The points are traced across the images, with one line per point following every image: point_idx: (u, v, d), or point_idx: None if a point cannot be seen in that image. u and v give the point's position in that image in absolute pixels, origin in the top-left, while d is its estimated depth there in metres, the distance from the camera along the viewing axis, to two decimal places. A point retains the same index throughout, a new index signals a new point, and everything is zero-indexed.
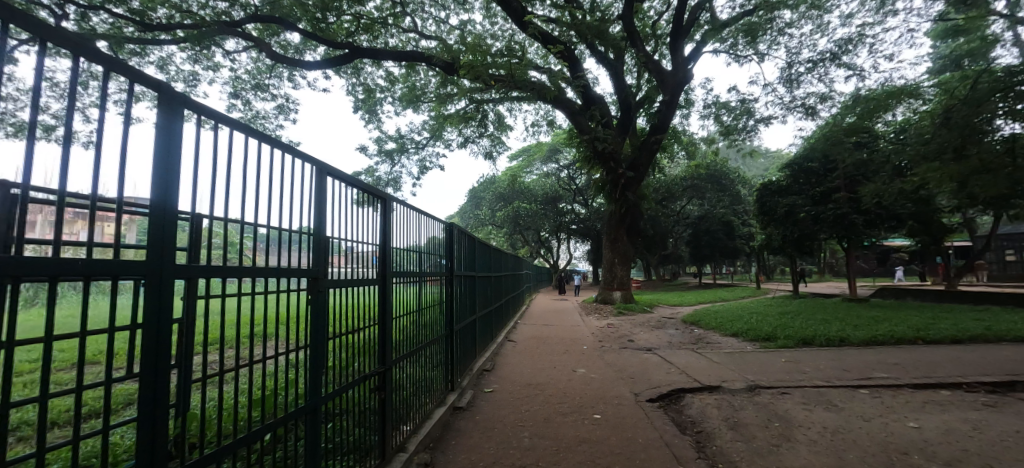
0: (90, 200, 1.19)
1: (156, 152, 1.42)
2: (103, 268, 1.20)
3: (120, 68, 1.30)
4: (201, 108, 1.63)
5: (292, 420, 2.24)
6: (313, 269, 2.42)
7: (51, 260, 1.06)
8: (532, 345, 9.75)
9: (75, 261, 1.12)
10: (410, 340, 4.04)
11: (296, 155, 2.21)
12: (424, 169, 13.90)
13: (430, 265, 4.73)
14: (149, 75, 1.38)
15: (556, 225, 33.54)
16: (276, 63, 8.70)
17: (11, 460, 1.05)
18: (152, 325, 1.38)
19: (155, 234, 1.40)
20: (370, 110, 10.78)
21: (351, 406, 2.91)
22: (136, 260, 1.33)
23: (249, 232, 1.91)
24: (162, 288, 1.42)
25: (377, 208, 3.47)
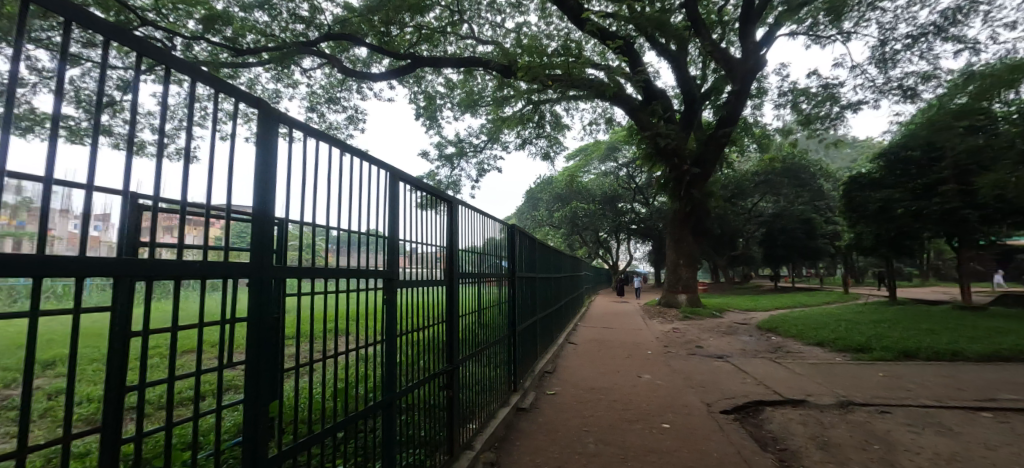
0: (202, 208, 1.34)
1: (258, 165, 1.59)
2: (215, 268, 1.36)
3: (228, 90, 1.47)
4: (294, 123, 1.79)
5: (370, 413, 2.39)
6: (386, 270, 2.57)
7: (175, 260, 1.22)
8: (593, 348, 9.55)
9: (194, 263, 1.29)
10: (473, 339, 4.14)
11: (371, 162, 2.37)
12: (482, 171, 14.16)
13: (489, 266, 4.80)
14: (251, 95, 1.55)
15: (615, 225, 32.67)
16: (346, 77, 9.29)
17: (147, 432, 1.21)
18: (255, 321, 1.54)
19: (258, 238, 1.57)
20: (431, 117, 11.17)
21: (421, 401, 3.05)
22: (243, 261, 1.50)
23: (333, 235, 2.07)
24: (264, 287, 1.58)
25: (441, 210, 3.61)
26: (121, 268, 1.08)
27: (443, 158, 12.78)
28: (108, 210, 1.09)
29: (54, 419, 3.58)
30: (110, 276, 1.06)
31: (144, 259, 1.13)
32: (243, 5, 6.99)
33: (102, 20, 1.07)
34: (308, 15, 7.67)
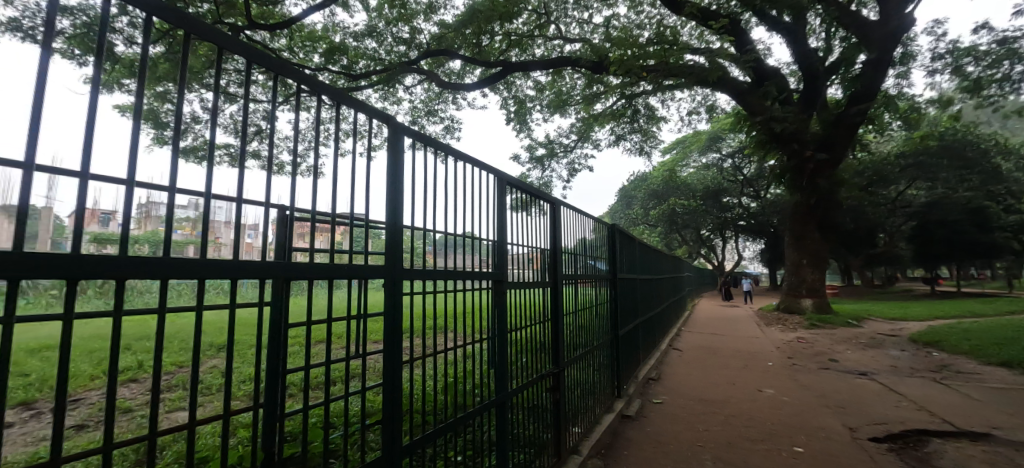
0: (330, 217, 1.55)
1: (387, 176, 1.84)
2: (354, 270, 1.61)
3: (353, 104, 1.74)
4: (419, 137, 2.02)
5: (484, 409, 2.56)
6: (496, 272, 2.75)
7: (316, 264, 1.42)
8: (701, 355, 8.85)
9: (339, 266, 1.53)
10: (574, 341, 4.18)
11: (482, 169, 2.56)
12: (573, 171, 14.00)
13: (585, 267, 4.74)
14: (375, 109, 1.81)
15: (721, 222, 29.95)
16: (443, 89, 9.86)
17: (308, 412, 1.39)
18: (396, 316, 1.76)
19: (389, 245, 1.80)
20: (521, 121, 11.36)
21: (529, 401, 3.17)
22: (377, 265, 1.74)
23: (446, 238, 2.29)
24: (395, 286, 1.81)
25: (541, 211, 3.73)
26: (282, 269, 1.30)
27: (533, 160, 12.90)
28: (260, 220, 1.34)
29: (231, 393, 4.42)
30: (275, 277, 1.30)
31: (299, 264, 1.35)
32: (356, 35, 7.84)
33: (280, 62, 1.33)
34: (409, 37, 8.32)
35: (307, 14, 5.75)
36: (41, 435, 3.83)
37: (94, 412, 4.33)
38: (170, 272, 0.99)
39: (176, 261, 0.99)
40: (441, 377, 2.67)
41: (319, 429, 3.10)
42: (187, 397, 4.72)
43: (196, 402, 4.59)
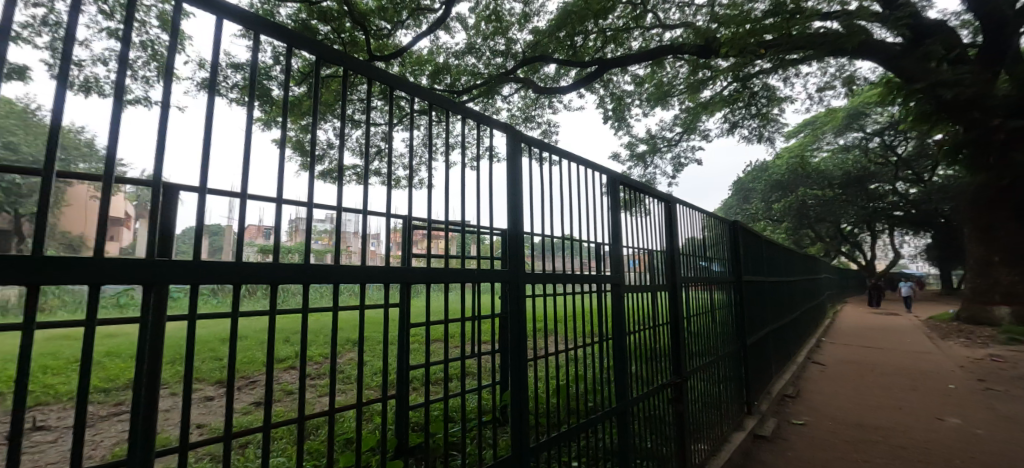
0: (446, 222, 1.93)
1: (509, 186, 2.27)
2: (485, 276, 1.96)
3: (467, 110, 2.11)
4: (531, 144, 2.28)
5: (604, 416, 2.71)
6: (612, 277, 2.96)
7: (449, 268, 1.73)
8: (849, 371, 7.54)
9: (475, 271, 1.88)
10: (699, 350, 4.08)
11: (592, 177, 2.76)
12: (680, 166, 13.04)
13: (693, 269, 4.24)
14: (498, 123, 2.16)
15: (868, 213, 25.29)
16: (540, 95, 9.86)
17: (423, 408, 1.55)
18: (520, 320, 2.17)
19: (513, 252, 2.19)
20: (620, 118, 10.94)
21: (650, 409, 3.24)
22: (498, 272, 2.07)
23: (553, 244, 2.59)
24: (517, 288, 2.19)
25: (655, 209, 3.74)
26: (404, 275, 1.52)
27: (634, 157, 12.31)
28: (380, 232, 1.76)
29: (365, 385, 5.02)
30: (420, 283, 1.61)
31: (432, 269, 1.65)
32: (456, 54, 8.33)
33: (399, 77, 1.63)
34: (505, 48, 8.60)
35: (415, 41, 6.28)
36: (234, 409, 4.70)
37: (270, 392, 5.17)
38: (342, 278, 1.30)
39: (321, 269, 1.24)
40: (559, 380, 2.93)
41: (445, 421, 3.37)
42: (331, 386, 5.42)
43: (338, 391, 5.27)
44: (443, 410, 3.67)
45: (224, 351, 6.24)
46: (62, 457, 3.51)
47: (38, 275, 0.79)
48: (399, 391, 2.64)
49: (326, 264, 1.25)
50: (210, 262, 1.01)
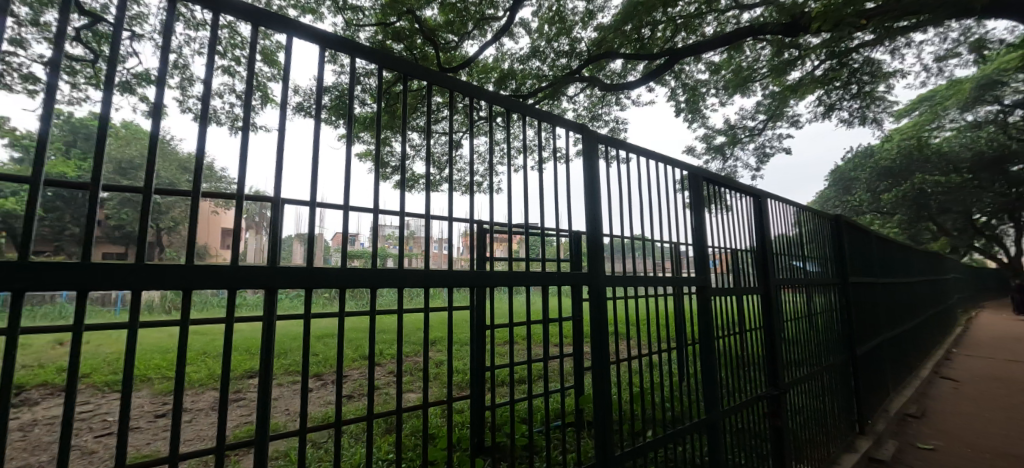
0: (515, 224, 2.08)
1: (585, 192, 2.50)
2: (552, 281, 2.12)
3: (535, 114, 2.26)
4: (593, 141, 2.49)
5: (693, 428, 2.65)
6: (698, 278, 2.88)
7: (511, 274, 1.93)
8: (990, 390, 6.37)
9: (547, 274, 2.08)
10: (801, 360, 3.75)
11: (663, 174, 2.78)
12: (764, 157, 11.94)
13: (788, 270, 3.87)
14: (556, 118, 2.33)
15: (1012, 200, 21.20)
16: (607, 94, 9.36)
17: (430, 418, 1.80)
18: (603, 320, 2.31)
19: (590, 256, 2.34)
20: (694, 110, 10.29)
21: (743, 422, 3.06)
22: (572, 275, 2.18)
23: (630, 244, 2.60)
24: (598, 294, 2.33)
25: (746, 205, 3.53)
26: (456, 280, 1.71)
27: (711, 150, 11.50)
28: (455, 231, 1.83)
29: (443, 383, 5.23)
30: (492, 285, 1.88)
31: (493, 274, 1.88)
32: (521, 59, 8.36)
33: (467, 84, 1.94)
34: (570, 48, 8.49)
35: (480, 51, 6.45)
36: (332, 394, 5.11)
37: (354, 388, 5.09)
38: (415, 279, 1.61)
39: (398, 273, 1.53)
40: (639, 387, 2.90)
41: (523, 422, 3.39)
42: (414, 383, 5.47)
43: (421, 388, 5.24)
44: (522, 412, 3.67)
45: (320, 348, 6.79)
46: (197, 434, 4.07)
47: (191, 279, 1.12)
48: (474, 391, 2.73)
49: (394, 269, 1.52)
50: (309, 266, 1.34)
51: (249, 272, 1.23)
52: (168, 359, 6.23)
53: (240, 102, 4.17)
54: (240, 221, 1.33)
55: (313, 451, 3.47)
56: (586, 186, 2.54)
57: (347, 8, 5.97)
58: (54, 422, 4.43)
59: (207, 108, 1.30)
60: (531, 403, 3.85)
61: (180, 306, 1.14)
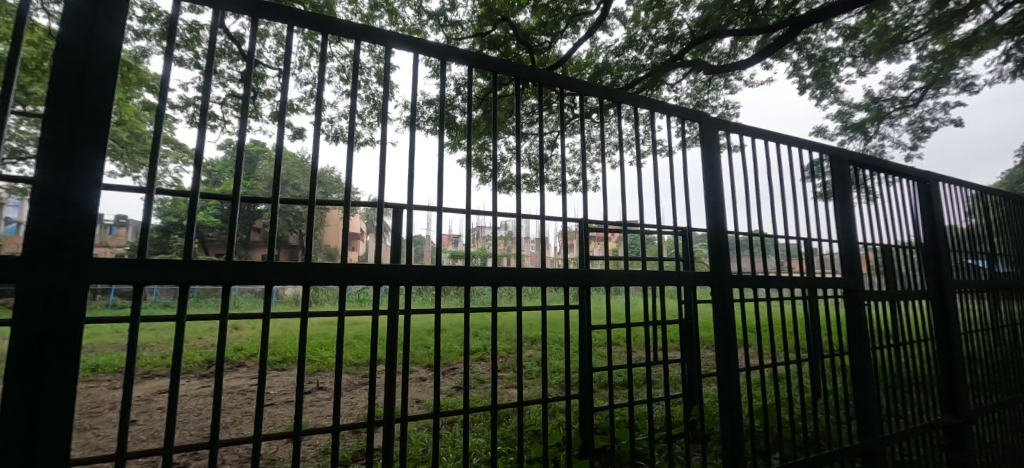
0: (623, 226, 2.32)
1: (705, 179, 2.58)
2: (666, 279, 2.27)
3: (642, 102, 2.45)
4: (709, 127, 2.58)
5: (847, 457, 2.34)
6: (843, 280, 2.61)
7: (627, 272, 2.16)
8: None
9: (659, 273, 2.25)
10: (995, 382, 3.01)
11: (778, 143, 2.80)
12: (923, 131, 9.81)
13: (974, 270, 3.13)
14: (660, 106, 2.50)
15: None
16: (714, 77, 8.24)
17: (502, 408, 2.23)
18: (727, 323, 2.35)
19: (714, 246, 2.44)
20: (823, 85, 8.87)
21: (911, 452, 2.59)
22: (683, 274, 2.35)
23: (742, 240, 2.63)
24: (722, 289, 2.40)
25: (913, 188, 2.95)
26: (540, 280, 1.98)
27: (848, 129, 9.79)
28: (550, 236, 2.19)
29: (544, 381, 5.16)
30: (604, 282, 2.14)
31: (585, 272, 2.08)
32: (616, 52, 8.00)
33: (552, 74, 2.22)
34: (669, 33, 7.75)
35: (575, 48, 6.33)
36: (444, 380, 5.35)
37: (463, 379, 5.30)
38: (538, 279, 1.98)
39: (518, 273, 1.93)
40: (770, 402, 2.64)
41: (626, 428, 3.24)
42: (517, 378, 5.37)
43: (524, 383, 5.08)
44: (627, 418, 3.51)
45: (431, 340, 7.25)
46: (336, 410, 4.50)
47: (371, 274, 1.64)
48: (580, 390, 2.67)
49: (486, 268, 1.85)
50: (423, 266, 1.74)
51: (380, 267, 1.68)
52: (309, 344, 7.22)
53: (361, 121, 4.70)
54: (378, 224, 1.62)
55: (430, 436, 3.63)
56: (707, 175, 2.59)
57: (447, 25, 6.34)
58: (234, 391, 5.40)
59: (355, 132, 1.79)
60: (635, 412, 3.64)
61: (341, 299, 1.60)
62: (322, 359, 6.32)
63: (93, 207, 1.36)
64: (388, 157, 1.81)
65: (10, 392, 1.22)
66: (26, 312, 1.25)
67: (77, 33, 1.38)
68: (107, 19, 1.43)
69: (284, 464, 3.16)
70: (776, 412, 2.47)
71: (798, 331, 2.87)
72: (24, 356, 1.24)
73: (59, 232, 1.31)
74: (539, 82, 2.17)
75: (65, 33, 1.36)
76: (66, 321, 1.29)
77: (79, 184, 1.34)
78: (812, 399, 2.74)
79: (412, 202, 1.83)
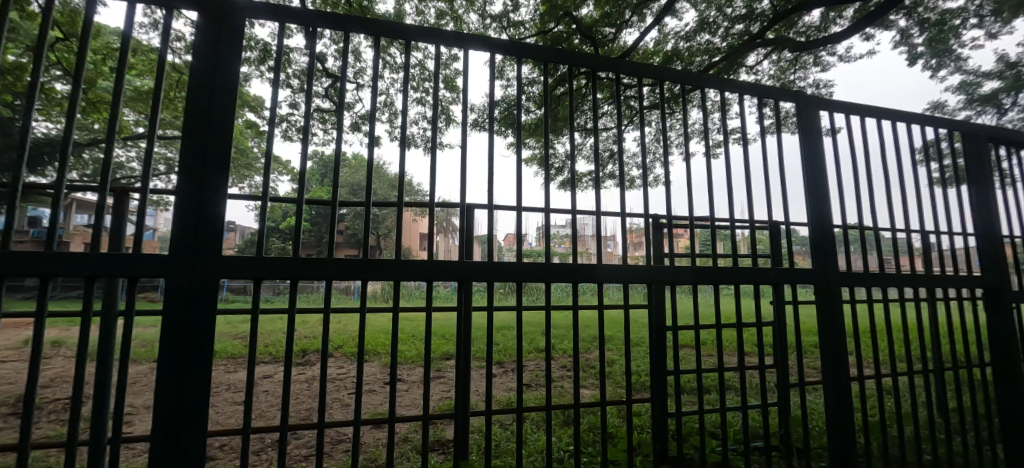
0: (713, 220, 2.19)
1: (805, 165, 2.39)
2: (764, 276, 2.14)
3: (728, 85, 2.34)
4: (806, 109, 2.40)
5: None
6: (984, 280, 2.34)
7: (720, 269, 2.09)
8: None
9: (754, 270, 2.13)
10: None
11: (884, 118, 2.55)
12: None
13: None
14: (751, 86, 2.35)
15: None
16: (801, 53, 7.25)
17: (581, 406, 2.19)
18: (833, 326, 2.23)
19: (819, 240, 2.29)
20: (940, 53, 7.63)
21: None
22: (786, 271, 2.19)
23: (850, 230, 2.42)
24: (831, 287, 2.25)
25: None
26: (622, 277, 1.97)
27: (976, 102, 8.33)
28: (625, 233, 2.16)
29: (616, 382, 4.97)
30: (693, 281, 2.06)
31: (670, 269, 2.03)
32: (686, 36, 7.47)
33: (626, 62, 2.19)
34: (746, 11, 6.72)
35: (641, 38, 6.08)
36: (514, 378, 5.38)
37: (533, 378, 5.28)
38: (623, 275, 1.98)
39: (600, 270, 1.94)
40: (892, 416, 2.42)
41: (711, 436, 2.99)
42: (588, 379, 5.21)
43: (596, 385, 4.93)
44: (709, 426, 3.27)
45: (500, 338, 7.33)
46: (414, 401, 4.73)
47: (463, 273, 1.76)
48: (656, 393, 2.52)
49: (567, 265, 1.88)
50: (504, 263, 1.82)
51: (463, 265, 1.77)
52: (388, 339, 7.63)
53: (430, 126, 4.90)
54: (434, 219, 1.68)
55: (502, 431, 3.64)
56: (806, 162, 2.39)
57: (510, 26, 6.38)
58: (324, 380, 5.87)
59: (432, 137, 1.93)
60: (718, 422, 3.37)
61: (428, 292, 1.76)
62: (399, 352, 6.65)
63: (220, 213, 1.55)
64: (467, 160, 1.93)
65: (163, 368, 1.45)
66: (174, 302, 1.47)
67: (204, 64, 1.60)
68: (227, 49, 1.63)
69: (369, 449, 3.34)
70: (890, 425, 2.29)
71: (929, 337, 2.55)
72: (172, 338, 1.46)
73: (197, 235, 1.51)
74: (612, 70, 2.17)
75: (196, 66, 1.58)
76: (200, 310, 1.49)
77: (209, 193, 1.54)
78: (937, 411, 2.49)
79: (492, 202, 1.94)
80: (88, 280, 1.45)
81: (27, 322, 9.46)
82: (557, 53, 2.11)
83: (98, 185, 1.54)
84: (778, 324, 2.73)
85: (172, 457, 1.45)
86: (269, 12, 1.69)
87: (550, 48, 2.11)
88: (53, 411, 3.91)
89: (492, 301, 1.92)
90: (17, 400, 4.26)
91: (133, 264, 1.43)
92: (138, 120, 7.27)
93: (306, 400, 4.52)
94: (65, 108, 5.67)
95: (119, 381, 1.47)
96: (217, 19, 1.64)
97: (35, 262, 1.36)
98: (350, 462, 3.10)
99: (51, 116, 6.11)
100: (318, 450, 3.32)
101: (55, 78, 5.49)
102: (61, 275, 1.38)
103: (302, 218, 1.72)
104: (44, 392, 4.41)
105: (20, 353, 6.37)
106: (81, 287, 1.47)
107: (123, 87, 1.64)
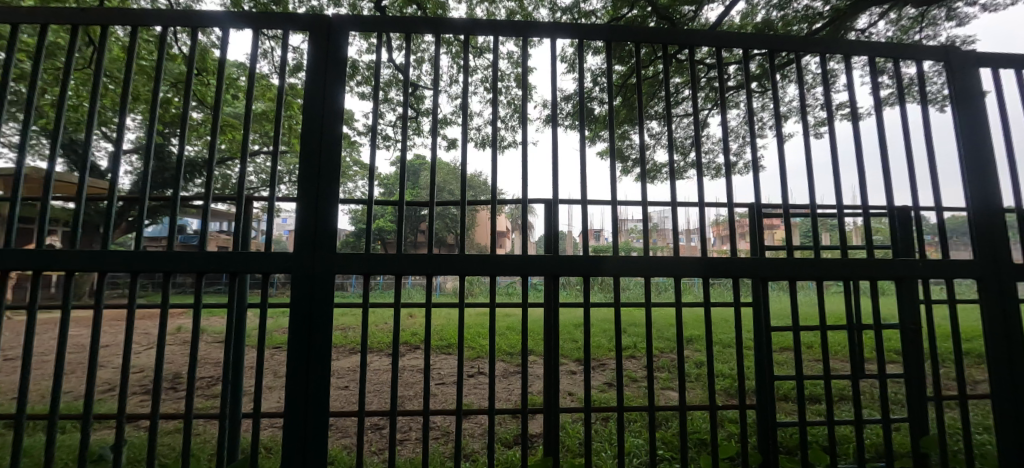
0: (838, 207, 1.93)
1: (959, 134, 2.01)
2: (906, 270, 1.84)
3: (848, 48, 2.04)
4: (955, 66, 2.02)
5: None
6: None
7: (848, 263, 1.83)
8: None
9: (893, 264, 1.84)
10: None
11: None
12: None
13: None
14: (882, 47, 2.03)
15: None
16: (930, 6, 6.08)
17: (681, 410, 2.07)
18: (1004, 332, 1.85)
19: (983, 226, 1.92)
20: None
21: None
22: (939, 264, 1.86)
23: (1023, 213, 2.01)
24: (1001, 283, 1.87)
25: None
26: (731, 271, 1.82)
27: None
28: (728, 225, 1.99)
29: (710, 385, 4.64)
30: (814, 278, 1.84)
31: (784, 265, 1.83)
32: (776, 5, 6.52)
33: (717, 35, 2.01)
34: None
35: (725, 12, 5.57)
36: (597, 376, 5.26)
37: (619, 376, 5.12)
38: (731, 272, 1.82)
39: (703, 263, 1.80)
40: None
41: (826, 451, 2.68)
42: (674, 380, 4.92)
43: (685, 387, 4.66)
44: (822, 440, 2.93)
45: (579, 334, 7.26)
46: (498, 394, 4.85)
47: (557, 269, 1.74)
48: (761, 401, 2.30)
49: (667, 258, 1.78)
50: (599, 257, 1.77)
51: (559, 260, 1.76)
52: (471, 333, 7.91)
53: (506, 124, 5.00)
54: (522, 224, 2.01)
55: (588, 429, 3.59)
56: (959, 131, 2.02)
57: (580, 17, 6.22)
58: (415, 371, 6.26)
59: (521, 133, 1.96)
60: (836, 437, 2.99)
61: (521, 288, 1.78)
62: (481, 346, 6.87)
63: (333, 217, 1.70)
64: (557, 155, 1.95)
65: (292, 354, 1.63)
66: (300, 295, 1.65)
67: (317, 79, 1.77)
68: (335, 63, 1.79)
69: (457, 439, 3.49)
70: None
71: None
72: (300, 328, 1.64)
73: (316, 237, 1.68)
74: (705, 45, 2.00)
75: (309, 83, 1.76)
76: (321, 304, 1.65)
77: (326, 197, 1.70)
78: None
79: (583, 196, 1.91)
80: (232, 276, 1.68)
81: (184, 312, 11.44)
82: (637, 30, 2.00)
83: (235, 194, 1.78)
84: (919, 327, 2.33)
85: (301, 437, 1.63)
86: (365, 24, 1.82)
87: (630, 27, 2.01)
88: (201, 386, 4.66)
89: (587, 297, 1.88)
90: (177, 377, 5.16)
91: (268, 263, 1.63)
92: (255, 138, 8.35)
93: (400, 388, 4.85)
94: (202, 132, 6.71)
95: (256, 365, 1.67)
96: (323, 37, 1.80)
97: (194, 262, 1.61)
98: (442, 449, 3.27)
99: (192, 140, 7.27)
100: (413, 436, 3.55)
101: (194, 108, 6.50)
102: (212, 272, 1.61)
103: (404, 219, 1.84)
104: (195, 370, 5.29)
105: (178, 337, 7.69)
106: (226, 283, 1.70)
107: (253, 109, 1.86)
